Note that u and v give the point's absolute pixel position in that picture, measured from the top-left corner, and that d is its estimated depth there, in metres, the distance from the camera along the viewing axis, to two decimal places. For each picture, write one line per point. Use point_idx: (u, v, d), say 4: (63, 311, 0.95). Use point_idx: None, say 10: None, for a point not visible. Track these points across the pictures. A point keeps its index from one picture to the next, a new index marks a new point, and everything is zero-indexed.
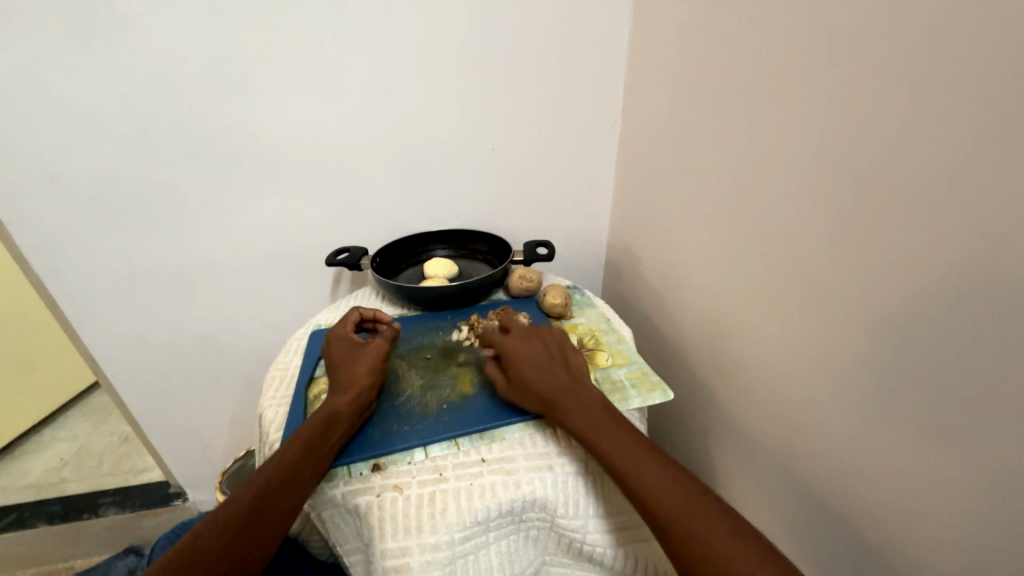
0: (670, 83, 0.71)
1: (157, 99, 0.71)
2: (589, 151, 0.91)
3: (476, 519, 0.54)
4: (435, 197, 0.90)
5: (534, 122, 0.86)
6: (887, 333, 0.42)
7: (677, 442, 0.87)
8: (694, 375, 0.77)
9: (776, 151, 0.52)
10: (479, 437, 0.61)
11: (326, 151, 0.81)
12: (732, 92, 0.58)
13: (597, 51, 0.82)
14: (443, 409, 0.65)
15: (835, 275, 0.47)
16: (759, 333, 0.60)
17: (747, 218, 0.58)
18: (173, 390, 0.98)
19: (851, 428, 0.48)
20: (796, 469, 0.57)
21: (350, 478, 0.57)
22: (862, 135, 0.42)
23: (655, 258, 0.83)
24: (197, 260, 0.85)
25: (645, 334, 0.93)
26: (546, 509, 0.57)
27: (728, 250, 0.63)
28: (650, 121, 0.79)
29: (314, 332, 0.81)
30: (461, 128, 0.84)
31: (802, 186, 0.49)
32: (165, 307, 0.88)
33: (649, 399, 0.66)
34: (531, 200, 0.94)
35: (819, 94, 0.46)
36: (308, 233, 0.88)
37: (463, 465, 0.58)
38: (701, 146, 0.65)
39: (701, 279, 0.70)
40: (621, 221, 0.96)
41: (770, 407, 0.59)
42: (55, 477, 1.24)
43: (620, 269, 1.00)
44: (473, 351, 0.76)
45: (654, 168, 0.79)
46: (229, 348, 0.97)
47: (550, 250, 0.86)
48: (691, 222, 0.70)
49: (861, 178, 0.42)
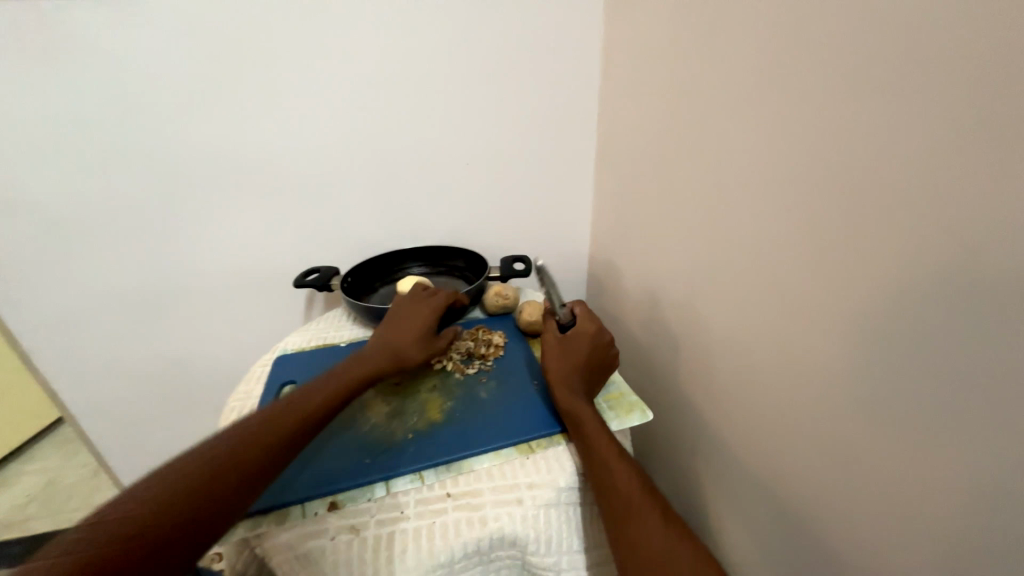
0: (647, 92, 0.69)
1: (115, 116, 0.67)
2: (568, 164, 0.89)
3: (439, 563, 0.49)
4: (409, 214, 0.87)
5: (511, 134, 0.84)
6: (881, 346, 0.40)
7: (665, 465, 0.83)
8: (678, 394, 0.74)
9: (756, 158, 0.49)
10: (445, 469, 0.57)
11: (293, 170, 0.77)
12: (708, 99, 0.56)
13: (572, 62, 0.80)
14: (409, 438, 0.61)
15: (823, 286, 0.44)
16: (746, 349, 0.56)
17: (729, 228, 0.55)
18: (132, 424, 0.91)
19: (846, 449, 0.45)
20: (792, 495, 0.53)
21: (303, 520, 0.52)
22: (846, 139, 0.40)
23: (636, 272, 0.81)
24: (156, 285, 0.80)
25: (628, 350, 0.89)
26: (516, 546, 0.52)
27: (710, 262, 0.60)
28: (627, 132, 0.76)
29: (278, 358, 0.76)
30: (435, 142, 0.81)
31: (785, 194, 0.47)
32: (123, 337, 0.83)
33: (626, 421, 0.63)
34: (508, 215, 0.91)
35: (799, 98, 0.43)
36: (274, 255, 0.83)
37: (426, 500, 0.54)
38: (680, 156, 0.63)
39: (683, 293, 0.67)
40: (601, 235, 0.93)
41: (760, 427, 0.56)
42: (21, 513, 1.18)
43: (602, 284, 0.97)
44: (445, 373, 0.72)
45: (633, 180, 0.77)
46: (192, 378, 0.91)
47: (527, 265, 0.83)
48: (671, 233, 0.68)
49: (846, 183, 0.40)
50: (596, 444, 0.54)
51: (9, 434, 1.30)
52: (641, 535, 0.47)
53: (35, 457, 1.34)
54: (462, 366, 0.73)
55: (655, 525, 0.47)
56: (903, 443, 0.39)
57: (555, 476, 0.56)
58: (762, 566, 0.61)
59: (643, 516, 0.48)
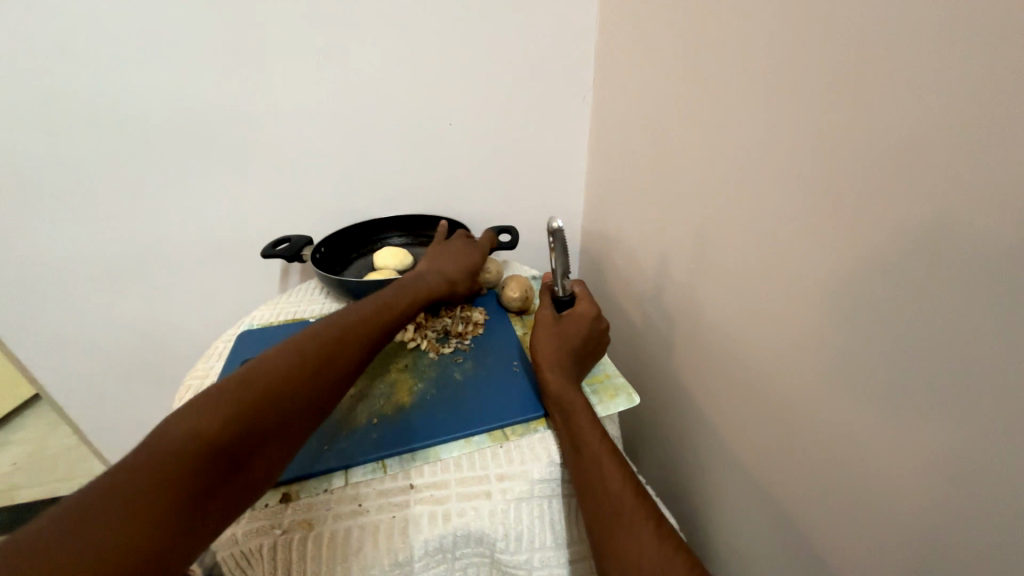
0: (651, 35, 0.58)
1: (25, 61, 0.56)
2: (560, 123, 0.79)
3: (397, 562, 0.45)
4: (382, 181, 0.76)
5: (496, 89, 0.73)
6: (904, 336, 0.33)
7: (656, 453, 0.78)
8: (674, 382, 0.67)
9: (775, 108, 0.40)
10: (410, 457, 0.52)
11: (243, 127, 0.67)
12: (726, 37, 0.45)
13: (566, 2, 0.69)
14: (373, 424, 0.56)
15: (839, 265, 0.37)
16: (751, 335, 0.49)
17: (738, 195, 0.47)
18: (97, 402, 0.86)
19: (856, 453, 0.39)
20: (793, 498, 0.47)
21: (252, 512, 0.48)
22: (890, 79, 0.31)
23: (632, 248, 0.72)
24: (97, 259, 0.71)
25: (622, 332, 0.82)
26: (484, 543, 0.48)
27: (714, 235, 0.52)
28: (628, 85, 0.66)
29: (242, 333, 0.69)
30: (407, 97, 0.70)
31: (805, 153, 0.38)
32: (69, 315, 0.75)
33: (610, 406, 0.57)
34: (495, 182, 0.82)
35: (834, 27, 0.34)
36: (230, 226, 0.74)
37: (387, 492, 0.49)
38: (687, 111, 0.53)
39: (684, 273, 0.59)
40: (596, 205, 0.84)
41: (762, 421, 0.50)
42: (5, 483, 1.16)
43: (596, 260, 0.89)
44: (418, 353, 0.66)
45: (632, 143, 0.67)
46: (153, 357, 0.84)
47: (514, 237, 0.74)
48: (673, 204, 0.59)
49: (882, 135, 0.32)
50: (585, 439, 0.48)
51: None
52: (629, 543, 0.41)
53: (21, 427, 1.31)
54: (437, 345, 0.67)
55: (644, 532, 0.42)
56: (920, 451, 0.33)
57: (528, 468, 0.51)
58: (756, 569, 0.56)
59: (633, 522, 0.42)
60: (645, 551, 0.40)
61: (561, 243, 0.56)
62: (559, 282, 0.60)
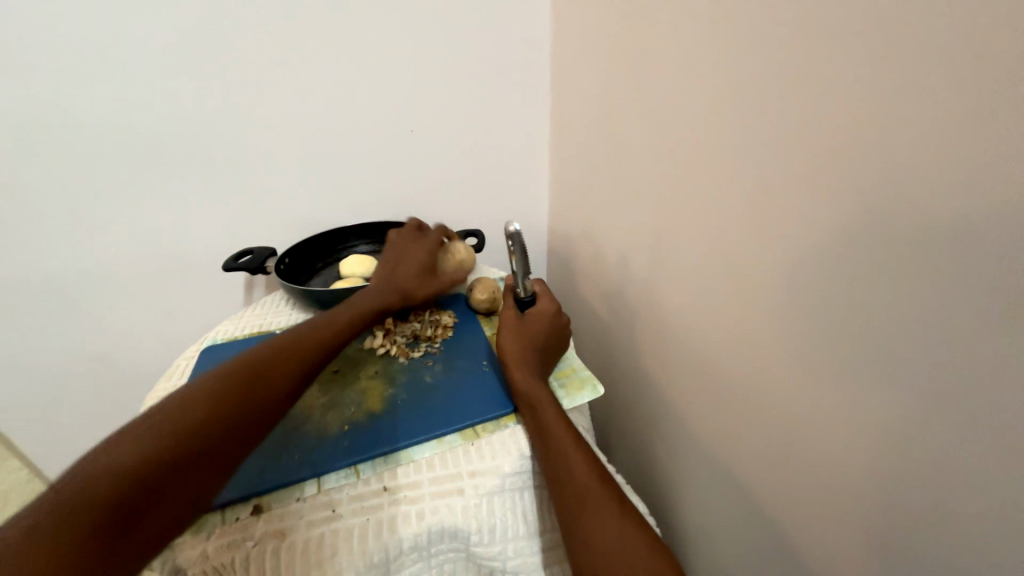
0: (605, 46, 0.62)
1: None
2: (522, 129, 0.82)
3: (373, 563, 0.46)
4: (351, 190, 0.77)
5: (462, 97, 0.75)
6: (841, 308, 0.37)
7: (627, 443, 0.81)
8: (640, 372, 0.71)
9: (720, 112, 0.45)
10: (383, 461, 0.53)
11: (208, 141, 0.66)
12: (673, 48, 0.50)
13: (525, 17, 0.73)
14: (344, 432, 0.56)
15: (783, 249, 0.41)
16: (708, 321, 0.53)
17: (691, 193, 0.51)
18: (53, 428, 0.82)
19: (807, 419, 0.43)
20: (752, 468, 0.51)
21: (223, 527, 0.47)
22: (815, 86, 0.35)
23: (596, 247, 0.76)
24: (55, 275, 0.69)
25: (590, 328, 0.86)
26: (458, 538, 0.50)
27: (671, 230, 0.56)
28: (585, 92, 0.70)
29: (206, 348, 0.68)
30: (373, 109, 0.72)
31: (749, 151, 0.42)
32: (23, 334, 0.72)
33: (577, 398, 0.60)
34: (463, 187, 0.84)
35: (766, 41, 0.39)
36: (196, 240, 0.73)
37: (361, 497, 0.50)
38: (642, 116, 0.57)
39: (644, 269, 0.63)
40: (561, 208, 0.88)
41: (721, 400, 0.54)
42: None
43: (562, 260, 0.92)
44: (389, 359, 0.67)
45: (591, 147, 0.71)
46: (116, 376, 0.81)
47: (481, 240, 0.76)
48: (632, 204, 0.63)
49: (813, 135, 0.36)
50: (551, 430, 0.51)
51: None
52: (594, 526, 0.44)
53: None
54: (407, 350, 0.68)
55: (607, 514, 0.44)
56: (863, 408, 0.37)
57: (500, 463, 0.53)
58: (724, 542, 0.60)
59: (598, 506, 0.45)
60: (610, 533, 0.43)
61: (520, 245, 0.59)
62: (520, 284, 0.63)
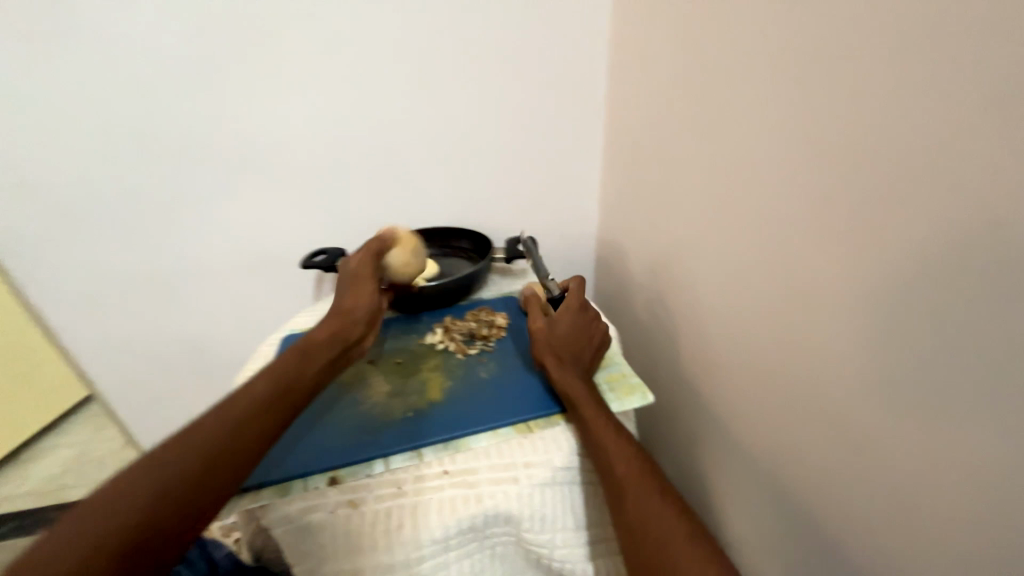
0: (661, 61, 0.65)
1: (129, 101, 0.67)
2: (573, 140, 0.85)
3: (434, 538, 0.50)
4: (416, 199, 0.84)
5: (520, 115, 0.80)
6: (901, 316, 0.37)
7: (673, 457, 0.80)
8: (688, 385, 0.71)
9: (779, 124, 0.46)
10: (444, 447, 0.57)
11: (300, 155, 0.76)
12: (731, 64, 0.51)
13: (582, 42, 0.77)
14: (406, 419, 0.61)
15: (839, 257, 0.41)
16: (761, 331, 0.53)
17: (747, 203, 0.52)
18: (153, 401, 0.92)
19: (862, 430, 0.42)
20: (803, 482, 0.50)
21: (305, 493, 0.53)
22: (877, 96, 0.36)
23: (645, 260, 0.78)
24: (167, 268, 0.80)
25: (637, 340, 0.86)
26: (511, 523, 0.53)
27: (723, 240, 0.57)
28: (639, 105, 0.72)
29: (287, 336, 0.76)
30: (440, 126, 0.79)
31: (808, 161, 0.43)
32: (138, 320, 0.83)
33: (627, 402, 0.61)
34: (518, 198, 0.88)
35: (827, 55, 0.40)
36: (282, 241, 0.82)
37: (424, 477, 0.54)
38: (696, 129, 0.59)
39: (694, 283, 0.64)
40: (610, 220, 0.90)
41: (773, 417, 0.53)
42: (56, 484, 1.14)
43: (610, 271, 0.94)
44: (447, 355, 0.72)
45: (643, 162, 0.73)
46: (207, 361, 0.91)
47: (535, 246, 0.77)
48: (684, 219, 0.64)
49: (873, 145, 0.37)
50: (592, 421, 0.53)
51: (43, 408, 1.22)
52: (637, 511, 0.46)
53: (70, 431, 1.28)
54: (464, 347, 0.72)
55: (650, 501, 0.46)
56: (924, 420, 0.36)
57: (551, 457, 0.56)
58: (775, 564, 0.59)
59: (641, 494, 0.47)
60: (655, 519, 0.45)
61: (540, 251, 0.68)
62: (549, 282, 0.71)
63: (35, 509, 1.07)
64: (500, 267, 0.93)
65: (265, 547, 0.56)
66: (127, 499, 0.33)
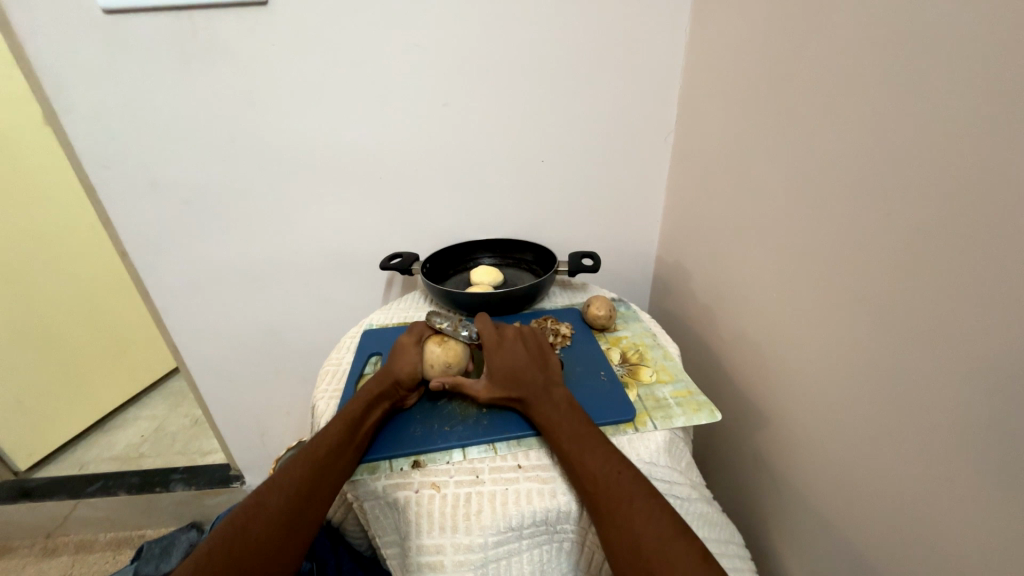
0: (737, 76, 0.59)
1: (211, 111, 0.69)
2: (641, 154, 0.79)
3: (510, 526, 0.44)
4: (480, 208, 0.81)
5: (591, 129, 0.76)
6: (983, 377, 0.33)
7: (727, 497, 0.73)
8: (749, 424, 0.65)
9: (865, 149, 0.40)
10: (516, 442, 0.51)
11: (366, 158, 0.75)
12: (819, 75, 0.45)
13: (657, 53, 0.71)
14: (480, 414, 0.55)
15: (918, 305, 0.37)
16: (828, 373, 0.48)
17: (822, 233, 0.46)
18: (229, 387, 0.95)
19: (930, 499, 0.38)
20: (865, 541, 0.46)
21: (390, 473, 0.48)
22: (973, 139, 0.32)
23: (708, 285, 0.72)
24: (244, 266, 0.82)
25: (694, 369, 0.80)
26: (585, 526, 0.46)
27: (793, 272, 0.51)
28: (706, 125, 0.67)
29: (367, 330, 0.73)
30: (508, 137, 0.75)
31: (895, 195, 0.38)
32: (212, 314, 0.86)
33: (693, 419, 0.55)
34: (584, 214, 0.84)
35: (917, 84, 0.35)
36: (346, 243, 0.82)
37: (499, 469, 0.49)
38: (772, 150, 0.53)
39: (763, 316, 0.58)
40: (670, 240, 0.84)
41: (846, 472, 0.47)
42: (134, 451, 1.15)
43: (668, 293, 0.88)
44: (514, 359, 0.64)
45: (711, 183, 0.67)
46: (274, 354, 0.92)
47: (597, 260, 0.75)
48: (754, 246, 0.58)
49: (963, 187, 0.33)
50: (569, 450, 0.45)
51: (128, 381, 1.27)
52: (614, 528, 0.38)
53: (148, 404, 1.31)
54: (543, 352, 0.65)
55: (628, 513, 0.39)
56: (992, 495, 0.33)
57: None
58: None
59: (619, 511, 0.39)
60: (642, 536, 0.37)
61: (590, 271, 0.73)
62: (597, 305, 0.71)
63: (115, 473, 1.07)
64: (562, 280, 0.88)
65: (345, 522, 0.56)
66: (226, 548, 0.37)
